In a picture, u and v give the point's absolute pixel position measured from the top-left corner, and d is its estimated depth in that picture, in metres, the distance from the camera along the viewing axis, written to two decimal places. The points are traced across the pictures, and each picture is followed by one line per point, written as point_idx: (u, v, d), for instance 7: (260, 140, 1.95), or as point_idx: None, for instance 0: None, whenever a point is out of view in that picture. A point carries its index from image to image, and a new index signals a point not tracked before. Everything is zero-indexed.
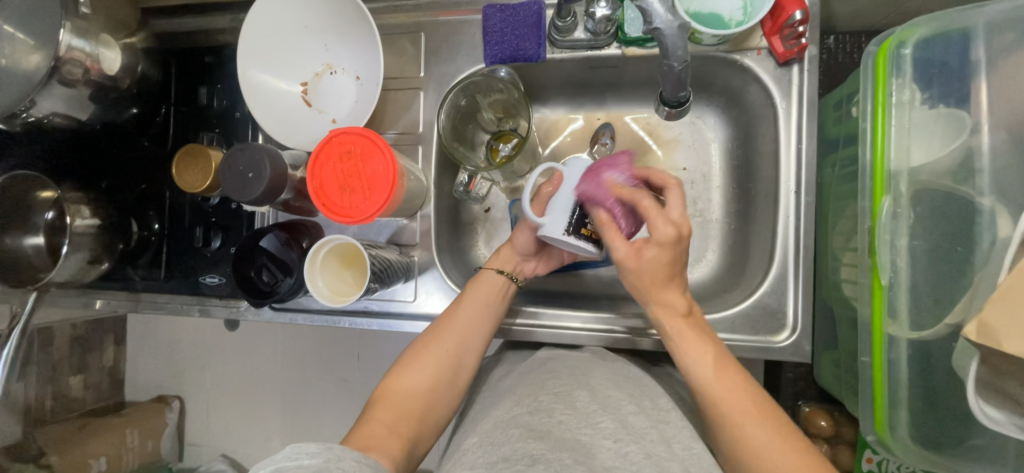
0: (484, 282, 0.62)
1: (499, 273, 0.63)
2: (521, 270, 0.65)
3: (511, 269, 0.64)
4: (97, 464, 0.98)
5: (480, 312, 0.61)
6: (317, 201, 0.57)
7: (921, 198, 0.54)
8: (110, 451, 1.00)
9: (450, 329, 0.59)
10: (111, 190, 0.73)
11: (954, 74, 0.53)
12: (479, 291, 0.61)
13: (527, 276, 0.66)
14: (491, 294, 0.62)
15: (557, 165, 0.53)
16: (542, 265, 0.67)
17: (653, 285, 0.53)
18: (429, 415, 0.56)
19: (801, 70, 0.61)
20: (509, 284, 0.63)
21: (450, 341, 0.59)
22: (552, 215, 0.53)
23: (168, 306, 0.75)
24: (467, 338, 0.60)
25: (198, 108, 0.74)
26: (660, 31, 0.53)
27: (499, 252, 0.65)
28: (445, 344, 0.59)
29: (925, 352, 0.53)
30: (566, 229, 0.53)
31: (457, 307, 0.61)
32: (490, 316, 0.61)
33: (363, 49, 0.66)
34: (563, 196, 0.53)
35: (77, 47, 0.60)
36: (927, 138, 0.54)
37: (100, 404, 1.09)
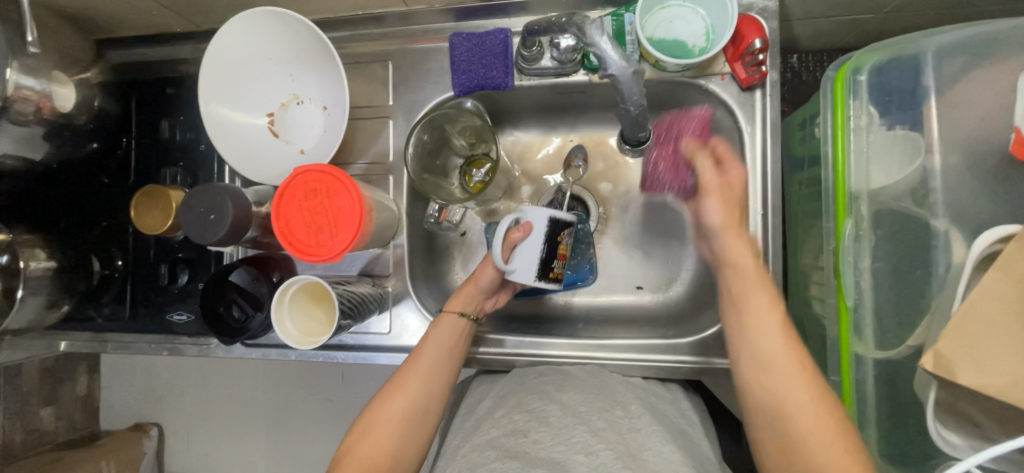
0: (444, 324, 0.61)
1: (460, 316, 0.62)
2: (481, 308, 0.65)
3: (472, 310, 0.63)
4: None
5: (442, 355, 0.59)
6: (283, 241, 0.56)
7: (882, 221, 0.55)
8: None
9: (411, 374, 0.57)
10: (69, 230, 0.70)
11: (908, 101, 0.54)
12: (440, 335, 0.60)
13: (486, 313, 0.66)
14: (451, 335, 0.61)
15: (517, 214, 0.56)
16: (499, 301, 0.67)
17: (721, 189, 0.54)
18: (397, 466, 0.54)
19: (763, 95, 0.62)
20: (470, 325, 0.63)
21: (414, 387, 0.57)
22: (519, 261, 0.55)
23: (133, 347, 0.71)
24: (432, 383, 0.58)
25: (161, 142, 0.72)
26: (616, 76, 0.56)
27: (459, 293, 0.63)
28: (407, 392, 0.56)
29: (891, 371, 0.54)
30: (535, 274, 0.56)
31: (418, 352, 0.60)
32: (450, 356, 0.60)
33: (328, 79, 0.65)
34: (531, 246, 0.55)
35: (25, 86, 0.58)
36: (886, 162, 0.55)
37: (73, 437, 1.05)
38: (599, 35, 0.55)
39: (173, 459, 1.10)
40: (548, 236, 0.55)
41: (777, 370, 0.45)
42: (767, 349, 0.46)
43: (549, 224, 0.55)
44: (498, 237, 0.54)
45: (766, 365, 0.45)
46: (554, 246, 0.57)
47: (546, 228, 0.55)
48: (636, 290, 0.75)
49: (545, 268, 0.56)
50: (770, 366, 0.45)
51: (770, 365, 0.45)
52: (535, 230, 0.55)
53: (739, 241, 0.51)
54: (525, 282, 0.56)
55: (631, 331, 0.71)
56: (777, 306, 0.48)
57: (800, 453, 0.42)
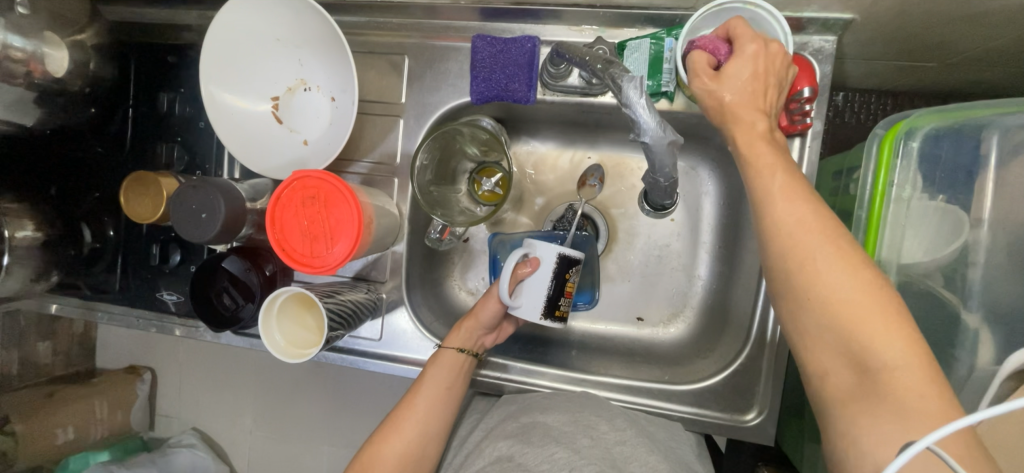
0: (443, 363, 0.59)
1: (459, 351, 0.60)
2: (480, 343, 0.63)
3: (471, 346, 0.61)
4: (63, 432, 0.95)
5: (441, 397, 0.58)
6: (277, 248, 0.53)
7: (907, 301, 0.53)
8: (79, 421, 0.97)
9: (408, 417, 0.56)
10: (61, 196, 0.67)
11: (959, 175, 0.50)
12: (440, 375, 0.59)
13: (487, 347, 0.64)
14: (452, 376, 0.59)
15: (527, 249, 0.53)
16: (502, 335, 0.65)
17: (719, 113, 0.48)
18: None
19: (802, 145, 0.57)
20: (470, 360, 0.61)
21: (410, 432, 0.56)
22: (526, 298, 0.53)
23: (122, 318, 0.71)
24: (427, 427, 0.57)
25: (158, 115, 0.68)
26: (650, 145, 0.49)
27: (458, 329, 0.61)
28: (404, 437, 0.56)
29: None
30: (542, 312, 0.53)
31: (415, 392, 0.58)
32: (447, 402, 0.58)
33: (338, 69, 0.60)
34: (537, 282, 0.53)
35: (14, 47, 0.56)
36: (921, 239, 0.52)
37: (70, 372, 1.05)
38: (637, 96, 0.48)
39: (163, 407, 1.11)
40: (557, 273, 0.52)
41: (844, 300, 0.38)
42: (827, 283, 0.39)
43: (557, 261, 0.52)
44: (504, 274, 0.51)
45: (831, 296, 0.39)
46: (562, 285, 0.53)
47: (554, 265, 0.52)
48: (636, 321, 0.73)
49: (552, 306, 0.53)
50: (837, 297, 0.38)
51: (835, 302, 0.38)
52: (541, 267, 0.52)
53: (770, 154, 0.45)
54: (531, 320, 0.54)
55: (626, 366, 0.69)
56: (835, 238, 0.40)
57: (884, 385, 0.36)
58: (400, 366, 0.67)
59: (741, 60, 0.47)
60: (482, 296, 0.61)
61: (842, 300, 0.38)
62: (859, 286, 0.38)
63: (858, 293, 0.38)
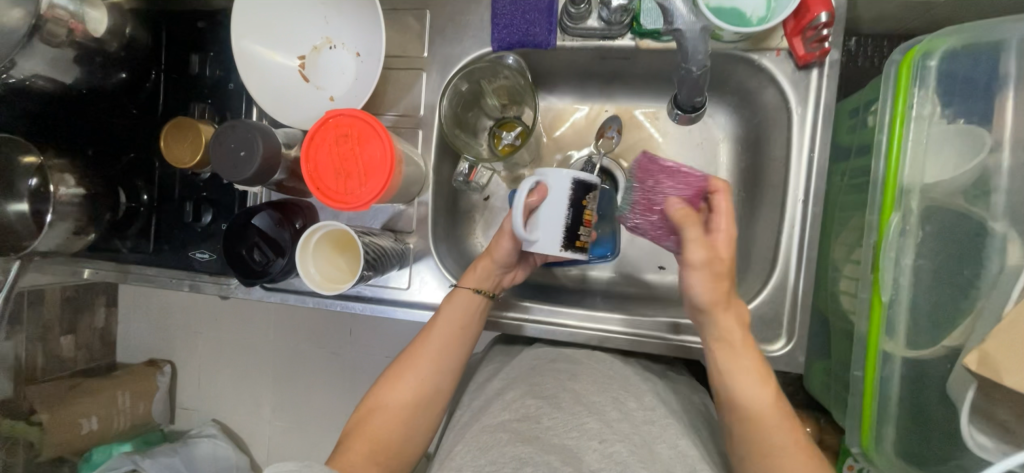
0: (458, 301, 0.60)
1: (477, 291, 0.61)
2: (499, 283, 0.63)
3: (489, 286, 0.61)
4: (88, 422, 0.99)
5: (455, 335, 0.59)
6: (311, 185, 0.56)
7: (932, 218, 0.52)
8: (101, 411, 1.01)
9: (421, 354, 0.58)
10: (98, 158, 0.71)
11: (978, 92, 0.51)
12: (453, 314, 0.60)
13: (506, 286, 0.64)
14: (467, 313, 0.60)
15: (541, 177, 0.52)
16: (520, 273, 0.65)
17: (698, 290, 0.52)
18: (405, 443, 0.57)
19: (820, 75, 0.59)
20: (486, 301, 0.62)
21: (424, 368, 0.58)
22: (543, 231, 0.53)
23: (156, 280, 0.72)
24: (441, 365, 0.59)
25: (189, 77, 0.71)
26: (682, 32, 0.55)
27: (473, 269, 0.61)
28: (418, 372, 0.58)
29: (919, 372, 0.53)
30: (561, 245, 0.54)
31: (430, 330, 0.60)
32: (462, 340, 0.60)
33: (364, 24, 0.63)
34: (553, 211, 0.53)
35: (59, 6, 0.58)
36: (943, 156, 0.51)
37: (91, 365, 1.09)
38: None
39: (183, 399, 1.12)
40: (574, 197, 0.53)
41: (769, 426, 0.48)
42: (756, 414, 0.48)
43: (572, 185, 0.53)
44: (520, 201, 0.50)
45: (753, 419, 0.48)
46: (580, 211, 0.55)
47: (570, 190, 0.53)
48: (658, 269, 0.74)
49: (571, 237, 0.54)
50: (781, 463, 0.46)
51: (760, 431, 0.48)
52: (556, 195, 0.53)
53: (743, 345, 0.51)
54: (553, 253, 0.55)
55: (649, 308, 0.70)
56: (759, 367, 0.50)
57: None
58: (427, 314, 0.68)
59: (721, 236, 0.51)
60: (494, 234, 0.60)
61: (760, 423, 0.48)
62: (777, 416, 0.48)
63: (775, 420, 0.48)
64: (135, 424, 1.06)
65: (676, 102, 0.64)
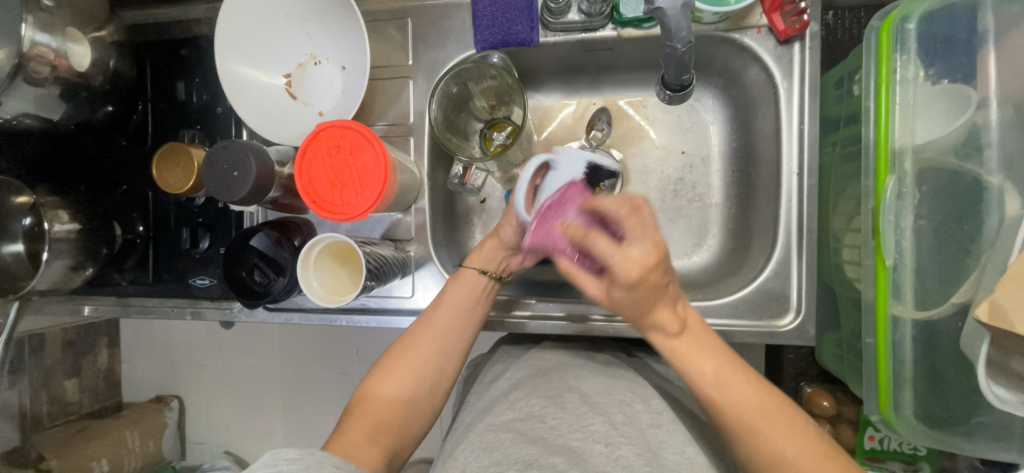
0: (464, 281, 0.60)
1: (482, 274, 0.60)
2: (505, 266, 0.63)
3: (495, 268, 0.61)
4: (98, 465, 0.97)
5: (460, 314, 0.59)
6: (307, 198, 0.56)
7: (926, 178, 0.52)
8: (111, 452, 0.99)
9: (425, 334, 0.58)
10: (91, 192, 0.71)
11: (960, 49, 0.51)
12: (457, 294, 0.59)
13: (512, 271, 0.64)
14: (471, 293, 0.60)
15: (549, 156, 0.54)
16: (530, 259, 0.64)
17: (635, 317, 0.45)
18: (408, 422, 0.56)
19: (802, 48, 0.60)
20: (492, 284, 0.62)
21: (427, 347, 0.57)
22: None
23: (158, 310, 0.71)
24: (445, 344, 0.58)
25: (177, 104, 0.71)
26: (662, 11, 0.53)
27: (482, 248, 0.61)
28: (421, 352, 0.57)
29: (931, 332, 0.52)
30: None
31: (434, 310, 0.59)
32: (466, 320, 0.60)
33: (347, 37, 0.63)
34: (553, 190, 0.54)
35: (41, 43, 0.58)
36: (932, 116, 0.52)
37: (97, 407, 1.07)
38: None
39: (193, 435, 1.10)
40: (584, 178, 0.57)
41: (750, 408, 0.45)
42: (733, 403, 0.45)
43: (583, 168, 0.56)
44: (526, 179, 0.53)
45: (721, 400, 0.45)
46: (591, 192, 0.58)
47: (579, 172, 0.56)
48: None
49: None
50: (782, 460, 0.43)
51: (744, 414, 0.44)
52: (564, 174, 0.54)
53: (700, 356, 0.46)
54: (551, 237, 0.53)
55: None
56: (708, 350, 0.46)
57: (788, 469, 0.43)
58: None
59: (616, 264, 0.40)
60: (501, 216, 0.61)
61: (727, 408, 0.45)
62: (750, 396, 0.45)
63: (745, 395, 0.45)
64: (147, 463, 1.05)
65: (664, 82, 0.64)
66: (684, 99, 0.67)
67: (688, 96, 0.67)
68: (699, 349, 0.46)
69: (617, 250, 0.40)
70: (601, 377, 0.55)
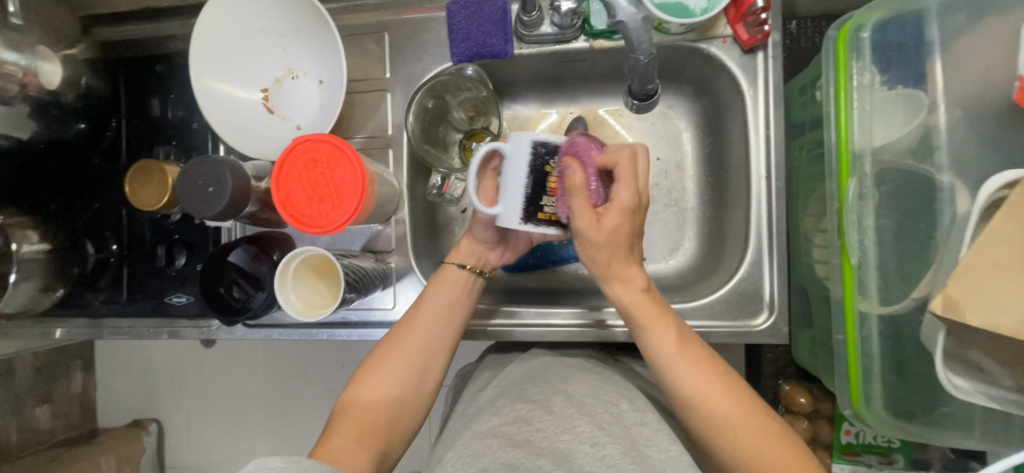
0: (445, 278, 0.60)
1: (461, 267, 0.61)
2: (485, 261, 0.63)
3: (474, 263, 0.62)
4: None
5: (443, 312, 0.59)
6: (284, 212, 0.56)
7: (885, 178, 0.54)
8: None
9: (409, 335, 0.58)
10: (60, 211, 0.69)
11: (910, 56, 0.54)
12: (440, 292, 0.59)
13: (492, 266, 0.64)
14: (453, 292, 0.60)
15: (495, 146, 0.49)
16: (507, 254, 0.65)
17: (605, 263, 0.52)
18: (395, 423, 0.55)
19: (766, 57, 0.62)
20: (474, 278, 0.62)
21: (411, 345, 0.57)
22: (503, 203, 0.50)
23: (132, 331, 0.69)
24: (429, 342, 0.58)
25: (151, 120, 0.70)
26: (624, 24, 0.55)
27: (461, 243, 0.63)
28: (404, 350, 0.57)
29: (897, 327, 0.54)
30: (522, 217, 0.50)
31: (416, 309, 0.59)
32: (448, 317, 0.59)
33: (324, 52, 0.64)
34: (511, 181, 0.49)
35: (9, 62, 0.58)
36: (888, 120, 0.54)
37: (71, 434, 1.03)
38: None
39: (173, 459, 1.07)
40: (534, 162, 0.49)
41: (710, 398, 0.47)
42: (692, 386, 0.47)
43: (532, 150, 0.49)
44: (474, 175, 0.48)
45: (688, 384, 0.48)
46: (543, 177, 0.50)
47: (529, 156, 0.49)
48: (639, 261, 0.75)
49: (533, 209, 0.50)
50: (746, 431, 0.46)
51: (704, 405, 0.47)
52: (514, 163, 0.49)
53: (658, 315, 0.51)
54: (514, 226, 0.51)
55: None
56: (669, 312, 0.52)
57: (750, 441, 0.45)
58: None
59: (622, 206, 0.50)
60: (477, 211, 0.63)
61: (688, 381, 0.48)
62: (706, 379, 0.48)
63: (702, 381, 0.48)
64: None
65: (630, 92, 0.66)
66: (652, 107, 0.70)
67: (656, 104, 0.69)
68: (665, 322, 0.51)
69: (629, 179, 0.51)
70: (585, 379, 0.55)
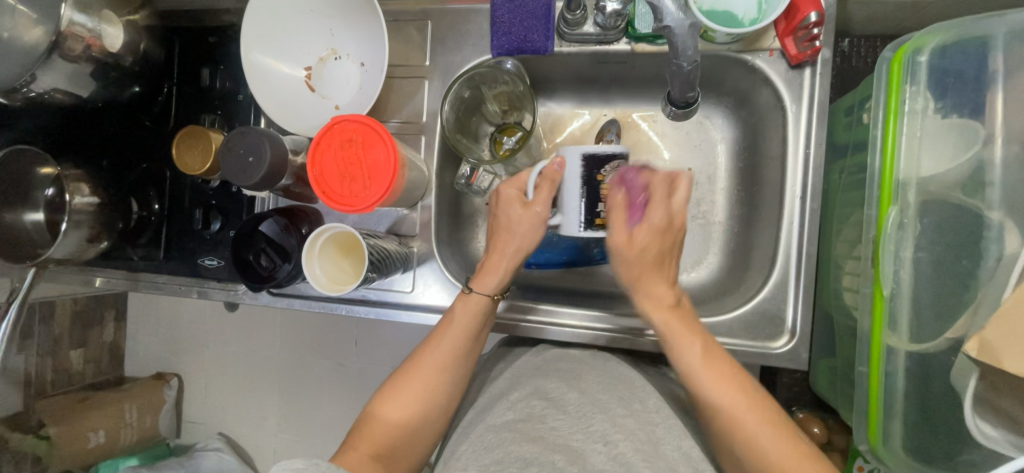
0: (468, 304, 0.59)
1: (486, 294, 0.59)
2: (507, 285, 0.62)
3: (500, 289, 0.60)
4: (96, 435, 1.00)
5: (463, 340, 0.58)
6: (316, 188, 0.57)
7: (928, 210, 0.52)
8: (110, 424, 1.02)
9: (432, 358, 0.57)
10: (113, 169, 0.73)
11: (970, 85, 0.51)
12: (464, 320, 0.58)
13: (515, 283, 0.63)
14: (474, 319, 0.58)
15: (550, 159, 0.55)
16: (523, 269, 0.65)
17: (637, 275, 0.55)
18: (408, 449, 0.55)
19: (813, 74, 0.60)
20: (493, 303, 0.60)
21: (430, 374, 0.56)
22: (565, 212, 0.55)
23: (166, 287, 0.73)
24: (448, 372, 0.57)
25: (200, 89, 0.73)
26: (671, 29, 0.54)
27: (489, 268, 0.59)
28: (423, 375, 0.56)
29: (924, 364, 0.52)
30: (581, 224, 0.54)
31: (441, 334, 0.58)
32: (467, 350, 0.58)
33: (368, 35, 0.65)
34: (569, 188, 0.54)
35: (77, 23, 0.60)
36: (939, 149, 0.52)
37: (99, 379, 1.10)
38: None
39: (191, 414, 1.12)
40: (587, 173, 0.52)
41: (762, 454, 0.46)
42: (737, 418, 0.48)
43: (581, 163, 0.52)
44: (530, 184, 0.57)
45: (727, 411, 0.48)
46: (596, 187, 0.53)
47: (580, 166, 0.52)
48: None
49: (591, 215, 0.53)
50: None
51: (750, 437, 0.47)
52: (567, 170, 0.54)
53: (687, 333, 0.52)
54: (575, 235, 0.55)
55: None
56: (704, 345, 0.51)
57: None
58: (429, 316, 0.68)
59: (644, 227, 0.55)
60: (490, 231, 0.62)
61: (733, 416, 0.48)
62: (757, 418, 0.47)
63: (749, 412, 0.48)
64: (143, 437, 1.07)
65: (670, 99, 0.65)
66: (688, 115, 0.69)
67: (693, 113, 0.68)
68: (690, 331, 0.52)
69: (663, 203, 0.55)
70: (598, 378, 0.55)
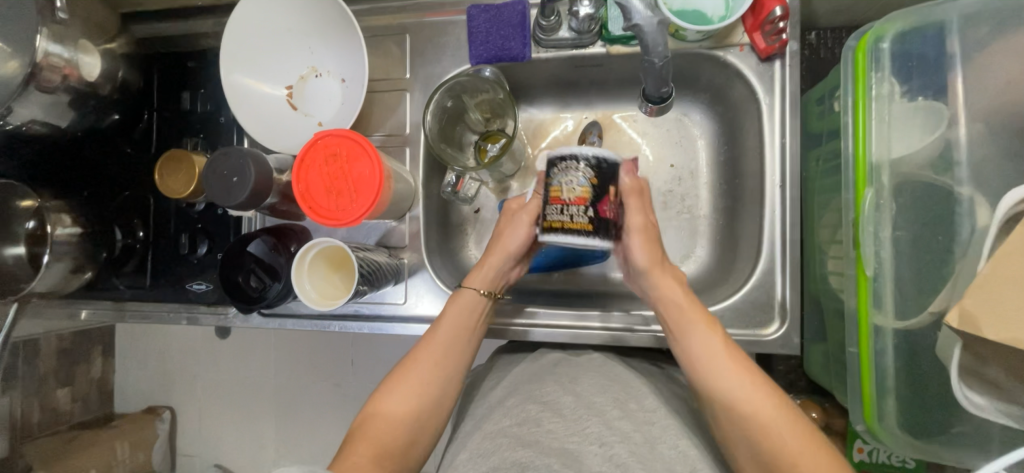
0: (461, 301, 0.59)
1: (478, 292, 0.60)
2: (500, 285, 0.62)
3: (489, 288, 0.61)
4: None
5: (457, 337, 0.58)
6: (303, 204, 0.57)
7: (903, 190, 0.53)
8: (100, 464, 0.98)
9: (425, 354, 0.57)
10: (95, 198, 0.73)
11: (931, 68, 0.53)
12: (456, 317, 0.59)
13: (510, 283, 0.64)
14: (470, 313, 0.59)
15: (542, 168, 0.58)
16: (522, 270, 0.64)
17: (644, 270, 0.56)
18: (410, 449, 0.54)
19: (783, 66, 0.62)
20: (487, 302, 0.61)
21: (427, 370, 0.56)
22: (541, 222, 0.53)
23: (154, 315, 0.71)
24: (445, 367, 0.57)
25: (181, 113, 0.73)
26: (640, 27, 0.55)
27: (481, 266, 0.60)
28: (418, 376, 0.56)
29: (911, 340, 0.53)
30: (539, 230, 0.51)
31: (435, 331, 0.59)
32: (462, 344, 0.59)
33: (348, 51, 0.66)
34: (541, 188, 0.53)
35: (54, 53, 0.59)
36: (907, 131, 0.54)
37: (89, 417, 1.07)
38: None
39: (185, 447, 1.10)
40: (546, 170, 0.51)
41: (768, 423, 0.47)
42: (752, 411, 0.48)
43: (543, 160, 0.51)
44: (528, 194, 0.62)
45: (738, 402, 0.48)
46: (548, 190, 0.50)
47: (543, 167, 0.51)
48: None
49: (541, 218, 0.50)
50: (780, 455, 0.46)
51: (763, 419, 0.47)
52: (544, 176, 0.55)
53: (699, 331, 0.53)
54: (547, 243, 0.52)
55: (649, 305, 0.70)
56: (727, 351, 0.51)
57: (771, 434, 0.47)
58: (424, 326, 0.68)
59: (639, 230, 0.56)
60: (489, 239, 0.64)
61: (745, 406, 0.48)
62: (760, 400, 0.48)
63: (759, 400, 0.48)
64: None
65: (646, 95, 0.66)
66: (666, 111, 0.70)
67: (670, 109, 0.70)
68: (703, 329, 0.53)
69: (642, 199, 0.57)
70: (595, 378, 0.55)
